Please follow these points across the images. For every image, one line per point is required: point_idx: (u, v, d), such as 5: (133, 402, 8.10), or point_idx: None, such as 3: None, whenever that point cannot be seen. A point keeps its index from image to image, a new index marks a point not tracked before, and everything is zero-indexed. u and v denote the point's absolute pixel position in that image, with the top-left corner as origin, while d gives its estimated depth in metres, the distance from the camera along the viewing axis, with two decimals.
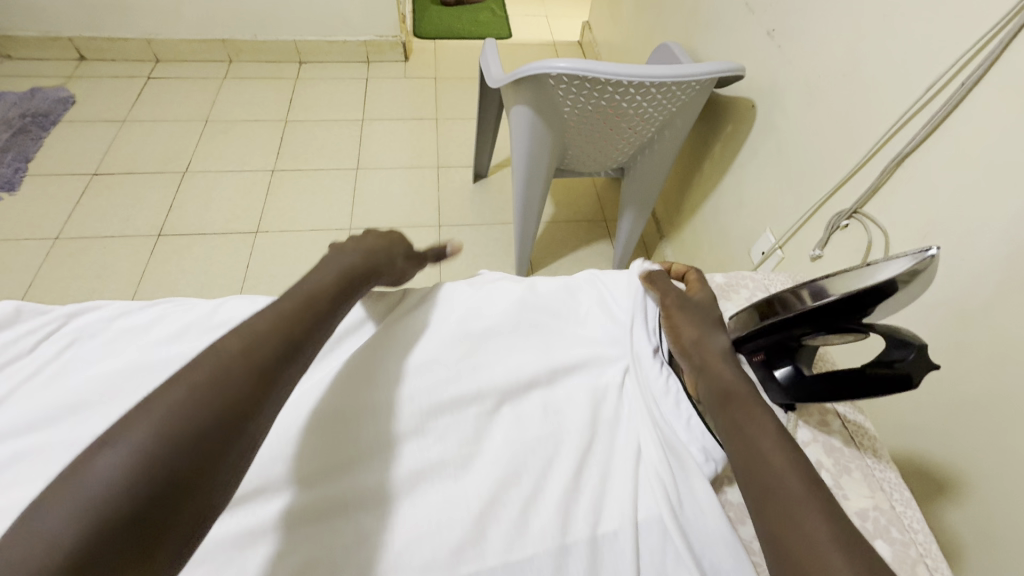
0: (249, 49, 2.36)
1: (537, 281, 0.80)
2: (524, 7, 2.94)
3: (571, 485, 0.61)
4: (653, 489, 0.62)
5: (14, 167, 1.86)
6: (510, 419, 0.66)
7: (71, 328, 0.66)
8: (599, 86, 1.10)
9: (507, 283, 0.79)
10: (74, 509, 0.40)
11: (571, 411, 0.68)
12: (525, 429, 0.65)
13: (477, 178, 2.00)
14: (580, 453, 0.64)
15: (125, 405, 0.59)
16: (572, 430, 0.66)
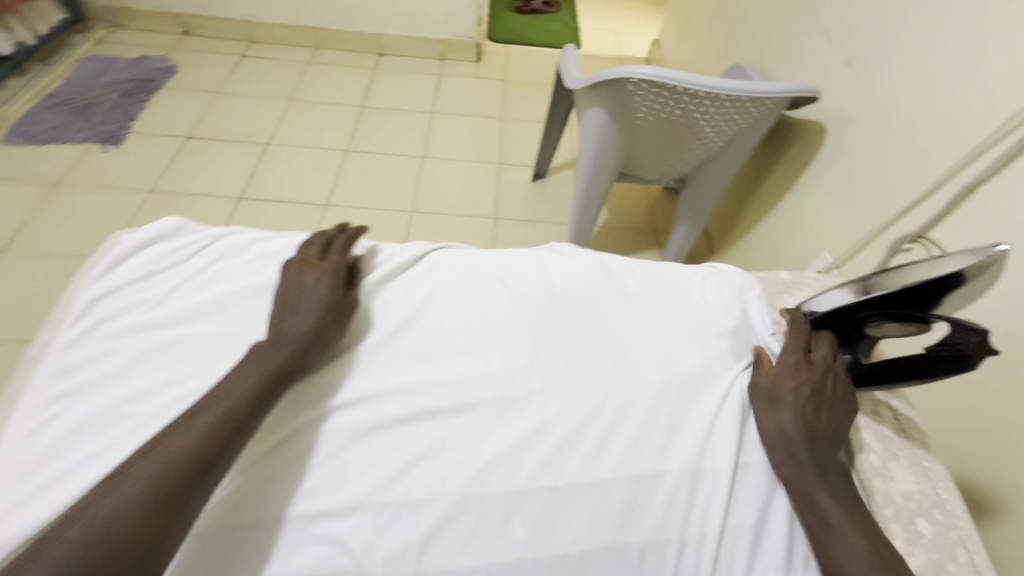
0: (335, 38, 2.52)
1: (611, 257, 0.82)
2: (595, 21, 3.03)
3: (645, 429, 0.63)
4: (723, 446, 0.63)
5: (120, 124, 2.05)
6: (585, 367, 0.68)
7: (219, 246, 0.79)
8: (675, 94, 1.16)
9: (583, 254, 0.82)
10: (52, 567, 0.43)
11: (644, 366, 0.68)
12: (598, 377, 0.67)
13: (535, 178, 2.08)
14: (654, 404, 0.65)
15: (261, 313, 0.70)
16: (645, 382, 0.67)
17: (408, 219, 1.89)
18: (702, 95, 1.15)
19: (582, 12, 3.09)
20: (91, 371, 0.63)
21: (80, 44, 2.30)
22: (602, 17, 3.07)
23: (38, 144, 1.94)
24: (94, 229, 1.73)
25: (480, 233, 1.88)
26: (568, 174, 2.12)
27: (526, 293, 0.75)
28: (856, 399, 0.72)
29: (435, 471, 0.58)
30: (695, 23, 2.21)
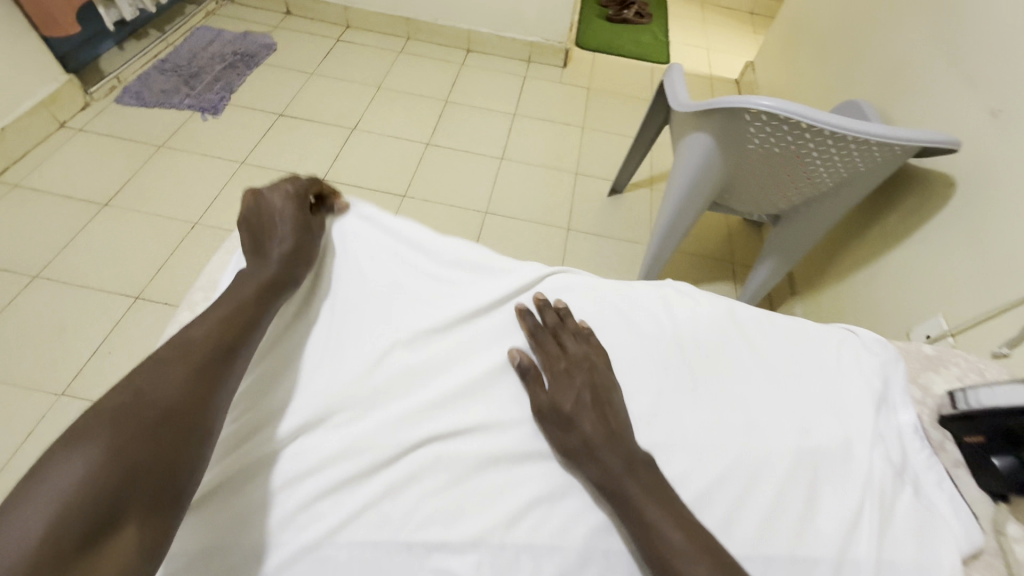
0: (427, 30, 2.54)
1: (738, 305, 0.78)
2: (686, 35, 2.94)
3: (776, 502, 0.60)
4: (868, 536, 0.58)
5: (220, 95, 2.14)
6: (712, 425, 0.66)
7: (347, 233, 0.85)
8: (796, 130, 1.09)
9: (707, 298, 0.79)
10: (46, 505, 0.46)
11: (776, 432, 0.65)
12: (727, 438, 0.65)
13: (613, 192, 2.04)
14: (787, 476, 0.62)
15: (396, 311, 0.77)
16: (777, 451, 0.64)
17: (482, 219, 1.89)
18: (826, 134, 1.07)
19: (675, 26, 3.00)
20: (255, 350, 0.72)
21: (193, 14, 2.42)
22: (694, 33, 2.97)
23: (146, 107, 2.05)
24: (188, 194, 1.81)
25: (552, 242, 1.85)
26: (646, 192, 2.06)
27: (652, 338, 0.74)
28: (1012, 505, 0.64)
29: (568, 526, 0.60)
30: (801, 49, 2.10)
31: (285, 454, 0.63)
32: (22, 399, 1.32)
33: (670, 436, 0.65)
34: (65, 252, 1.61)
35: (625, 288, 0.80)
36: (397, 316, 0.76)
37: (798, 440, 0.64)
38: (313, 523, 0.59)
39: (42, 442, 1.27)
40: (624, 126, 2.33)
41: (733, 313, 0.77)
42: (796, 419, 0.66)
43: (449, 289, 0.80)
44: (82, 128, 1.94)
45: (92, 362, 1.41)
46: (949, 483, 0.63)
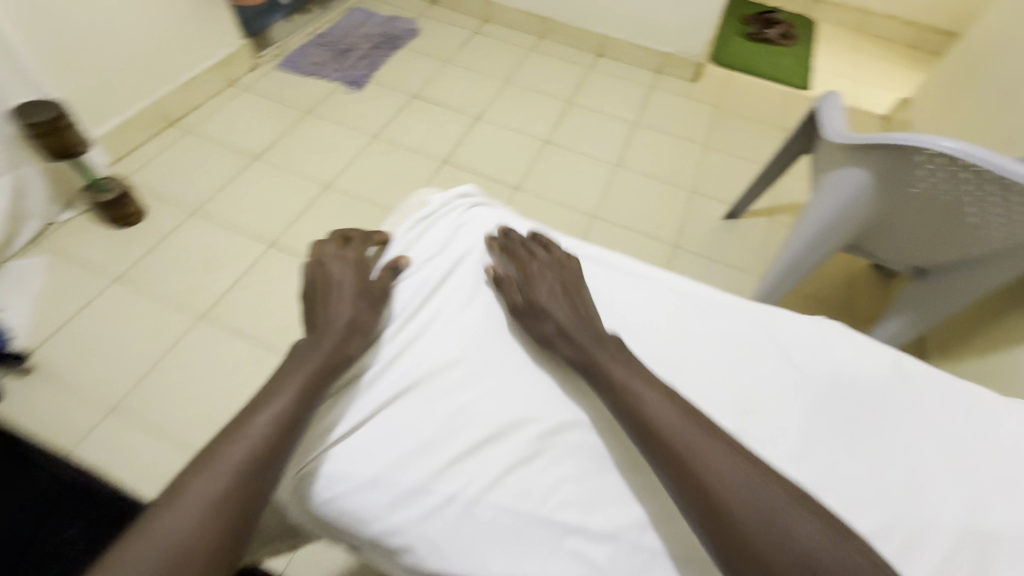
0: (561, 31, 2.57)
1: (904, 360, 0.79)
2: (833, 63, 2.74)
3: (939, 564, 0.63)
4: None
5: (365, 72, 2.30)
6: (878, 476, 0.69)
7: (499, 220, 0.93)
8: (975, 180, 0.99)
9: (871, 348, 0.80)
10: (242, 455, 0.60)
11: (940, 497, 0.68)
12: (889, 491, 0.68)
13: (728, 217, 1.95)
14: (950, 541, 0.65)
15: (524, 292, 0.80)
16: (939, 514, 0.66)
17: (588, 223, 1.89)
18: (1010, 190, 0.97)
19: (821, 51, 2.80)
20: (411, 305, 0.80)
21: None
22: (842, 61, 2.76)
23: (301, 75, 2.26)
24: (325, 159, 1.97)
25: (656, 258, 1.81)
26: (764, 221, 1.95)
27: (813, 376, 0.76)
28: None
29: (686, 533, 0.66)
30: (974, 91, 1.88)
31: (444, 404, 0.70)
32: (170, 315, 1.51)
33: (833, 475, 0.68)
34: (219, 194, 1.81)
35: (785, 319, 0.82)
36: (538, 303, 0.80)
37: (963, 509, 0.67)
38: (454, 477, 0.65)
39: (180, 356, 1.44)
40: (750, 149, 2.22)
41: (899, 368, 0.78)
42: (961, 489, 0.69)
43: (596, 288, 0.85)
44: (247, 88, 2.17)
45: (228, 295, 1.57)
46: None
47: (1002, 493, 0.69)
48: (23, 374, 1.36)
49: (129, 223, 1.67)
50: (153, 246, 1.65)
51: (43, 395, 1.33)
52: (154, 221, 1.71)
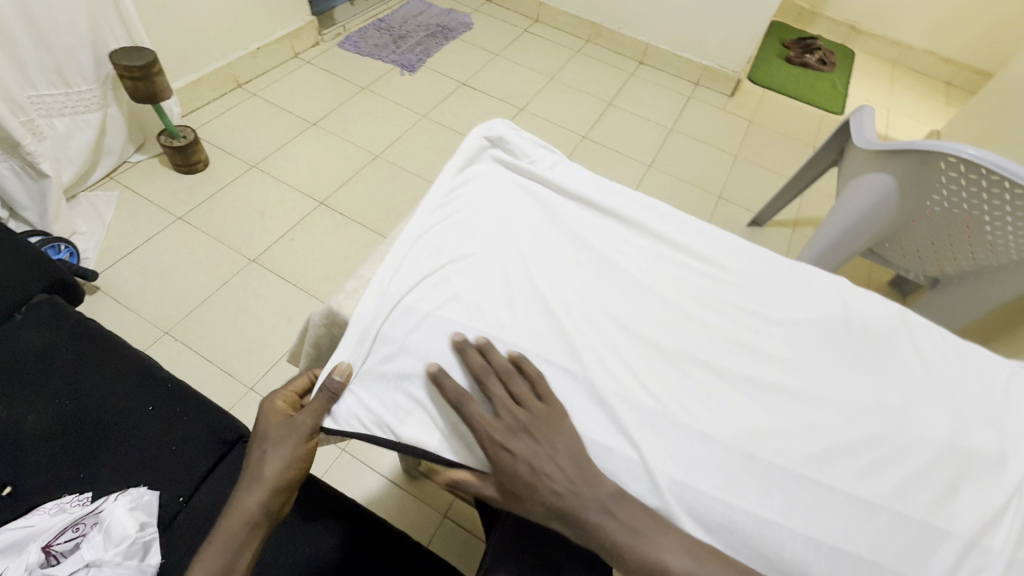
0: (608, 37, 2.68)
1: (947, 334, 0.66)
2: (869, 92, 2.81)
3: (977, 540, 0.49)
4: None
5: (419, 57, 2.44)
6: (912, 453, 0.54)
7: (525, 139, 0.77)
8: (999, 187, 1.05)
9: (915, 320, 0.66)
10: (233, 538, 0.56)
11: (984, 478, 0.53)
12: (925, 472, 0.52)
13: (752, 224, 2.02)
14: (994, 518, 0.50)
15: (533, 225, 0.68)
16: (985, 496, 0.52)
17: None
18: None
19: (857, 80, 2.87)
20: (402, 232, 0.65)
21: None
22: (877, 91, 2.82)
23: (360, 55, 2.40)
24: (375, 132, 2.09)
25: None
26: (786, 231, 2.02)
27: (835, 335, 0.62)
28: None
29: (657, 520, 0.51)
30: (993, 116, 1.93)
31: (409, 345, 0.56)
32: (224, 256, 1.63)
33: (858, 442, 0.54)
34: (277, 154, 1.94)
35: (822, 282, 0.67)
36: (564, 213, 0.69)
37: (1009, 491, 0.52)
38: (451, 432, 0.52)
39: (231, 293, 1.55)
40: (779, 164, 2.30)
41: (942, 340, 0.65)
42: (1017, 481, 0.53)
43: (607, 222, 0.70)
44: (310, 61, 2.31)
45: (278, 244, 1.69)
46: None
47: None
48: (92, 292, 1.48)
49: (194, 169, 1.80)
50: (215, 193, 1.78)
51: (107, 312, 1.45)
52: (216, 171, 1.84)
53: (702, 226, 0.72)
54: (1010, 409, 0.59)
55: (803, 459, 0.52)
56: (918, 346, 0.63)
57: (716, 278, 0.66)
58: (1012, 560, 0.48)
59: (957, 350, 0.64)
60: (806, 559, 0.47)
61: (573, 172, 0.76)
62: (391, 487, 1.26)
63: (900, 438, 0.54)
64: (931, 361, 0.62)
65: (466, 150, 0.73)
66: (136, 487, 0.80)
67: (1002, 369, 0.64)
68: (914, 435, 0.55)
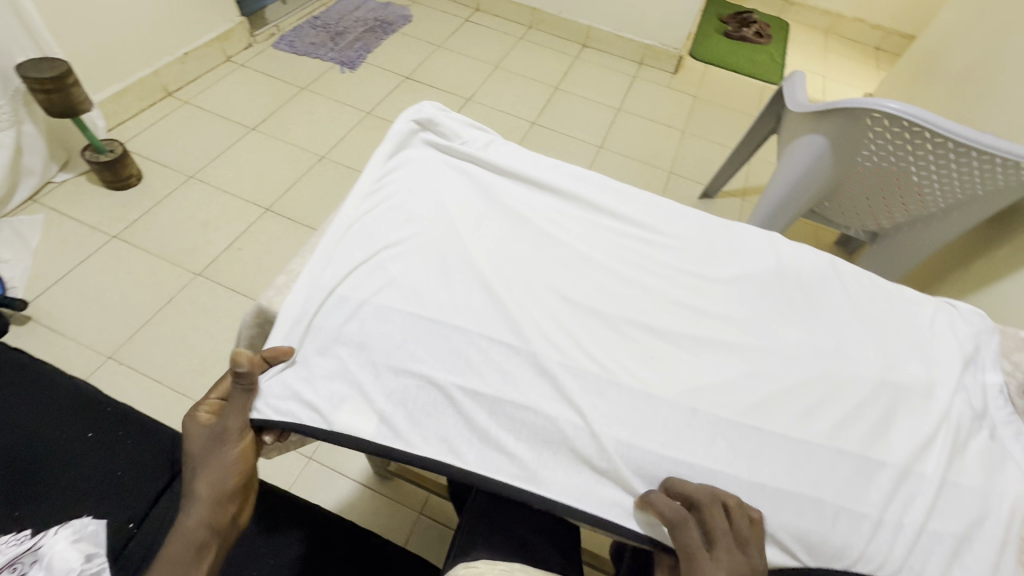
0: (550, 22, 2.68)
1: (874, 277, 0.69)
2: (805, 61, 2.90)
3: (907, 467, 0.51)
4: (994, 512, 0.50)
5: (359, 53, 2.37)
6: (844, 393, 0.56)
7: (454, 119, 0.76)
8: (920, 138, 1.09)
9: (843, 266, 0.68)
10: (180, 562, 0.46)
11: (911, 408, 0.55)
12: (859, 409, 0.55)
13: (703, 196, 2.07)
14: (921, 445, 0.53)
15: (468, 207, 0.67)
16: (913, 425, 0.54)
17: None
18: (950, 147, 1.07)
19: (793, 50, 2.96)
20: (334, 229, 0.64)
21: None
22: (812, 60, 2.92)
23: (297, 55, 2.32)
24: (319, 133, 2.03)
25: None
26: (736, 201, 2.07)
27: (767, 288, 0.64)
28: None
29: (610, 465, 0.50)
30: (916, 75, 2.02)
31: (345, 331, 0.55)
32: (167, 272, 1.55)
33: (793, 389, 0.55)
34: (216, 162, 1.86)
35: (754, 239, 0.69)
36: (498, 190, 0.69)
37: (935, 418, 0.55)
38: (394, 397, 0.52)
39: (178, 309, 1.48)
40: (726, 136, 2.35)
41: (867, 282, 0.67)
42: (943, 407, 0.56)
43: (543, 197, 0.70)
44: (243, 64, 2.22)
45: (224, 255, 1.62)
46: None
47: (977, 415, 0.57)
48: (23, 322, 1.39)
49: (126, 184, 1.71)
50: (151, 207, 1.69)
51: (42, 341, 1.37)
52: (151, 184, 1.75)
53: (637, 193, 0.73)
54: (933, 341, 0.62)
55: (743, 408, 0.53)
56: (848, 290, 0.66)
57: (652, 242, 0.67)
58: (942, 480, 0.51)
59: (885, 291, 0.67)
60: (750, 501, 0.48)
61: (506, 150, 0.75)
62: (363, 490, 1.24)
63: (833, 380, 0.56)
64: (860, 303, 0.65)
65: (396, 136, 0.72)
66: (80, 518, 0.73)
67: (928, 305, 0.66)
68: (846, 376, 0.57)
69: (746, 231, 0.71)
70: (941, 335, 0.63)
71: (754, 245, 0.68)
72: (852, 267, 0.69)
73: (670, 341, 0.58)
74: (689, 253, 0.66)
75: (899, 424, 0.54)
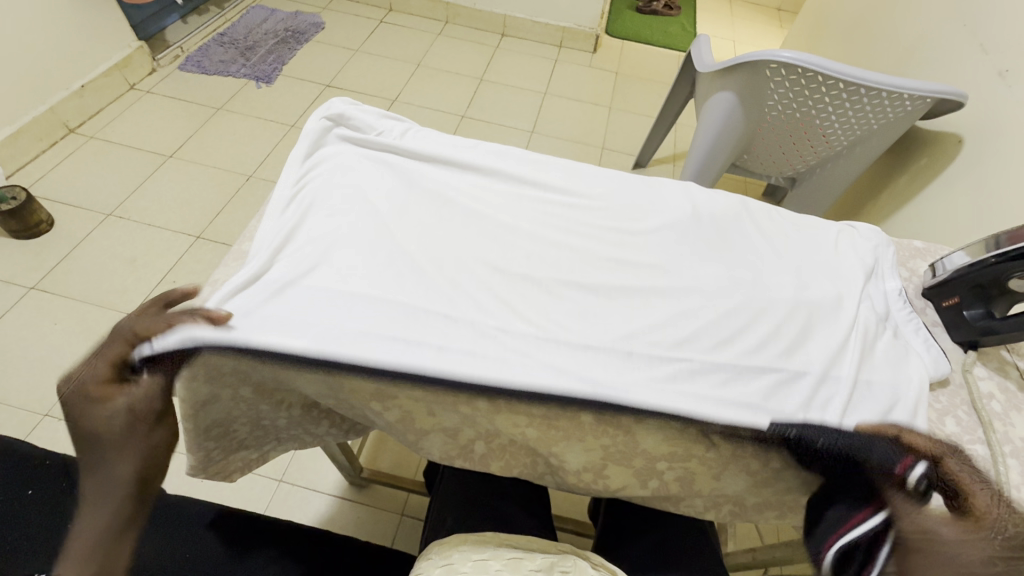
0: (465, 15, 2.68)
1: (778, 212, 0.74)
2: (714, 28, 3.02)
3: (825, 372, 0.56)
4: (904, 395, 0.55)
5: (274, 66, 2.30)
6: (763, 315, 0.60)
7: (366, 113, 0.76)
8: (814, 83, 1.17)
9: (750, 206, 0.74)
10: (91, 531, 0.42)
11: (822, 321, 0.61)
12: (778, 328, 0.59)
13: (636, 167, 2.13)
14: (835, 352, 0.58)
15: (391, 196, 0.67)
16: (826, 335, 0.59)
17: None
18: (842, 88, 1.15)
19: (702, 18, 3.08)
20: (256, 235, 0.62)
21: None
22: (721, 26, 3.05)
23: (207, 75, 2.22)
24: (243, 152, 1.96)
25: None
26: (667, 168, 2.15)
27: (686, 233, 0.68)
28: (980, 353, 0.63)
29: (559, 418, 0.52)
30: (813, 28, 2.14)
31: None
32: (98, 316, 1.47)
33: (717, 320, 0.59)
34: (134, 195, 1.76)
35: (669, 192, 0.74)
36: (420, 176, 0.70)
37: (845, 325, 0.60)
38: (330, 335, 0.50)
39: None
40: (650, 107, 2.43)
41: (773, 218, 0.73)
42: (850, 315, 0.61)
43: (466, 176, 0.72)
44: (149, 91, 2.11)
45: (158, 290, 1.54)
46: (930, 333, 0.62)
47: (880, 317, 0.63)
48: None
49: (37, 233, 1.60)
50: (69, 252, 1.59)
51: None
52: (67, 228, 1.65)
53: (556, 163, 0.76)
54: (837, 259, 0.68)
55: (675, 344, 0.57)
56: (758, 227, 0.71)
57: (574, 206, 0.70)
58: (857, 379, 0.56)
59: (790, 224, 0.73)
60: (689, 429, 0.52)
61: (422, 136, 0.76)
62: (341, 502, 1.22)
63: (752, 305, 0.61)
64: (769, 236, 0.70)
65: (309, 136, 0.72)
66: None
67: (828, 230, 0.73)
68: (764, 301, 0.61)
69: (661, 185, 0.75)
70: (842, 253, 0.69)
71: (670, 198, 0.72)
72: (760, 205, 0.75)
73: (602, 294, 0.61)
74: (611, 211, 0.70)
75: (811, 337, 0.59)
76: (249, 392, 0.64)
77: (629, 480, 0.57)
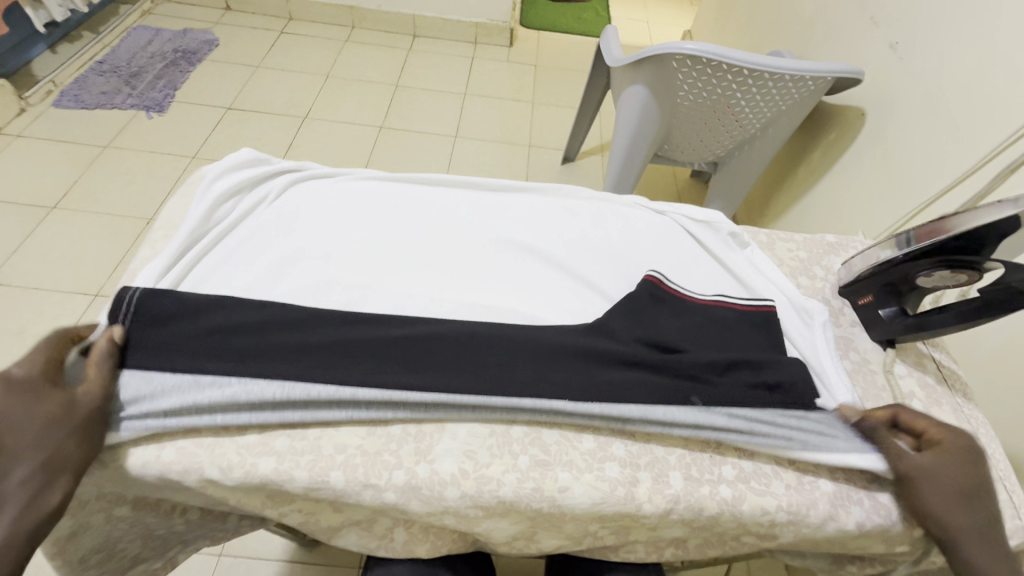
0: (372, 18, 2.54)
1: (683, 242, 0.75)
2: (628, 11, 3.02)
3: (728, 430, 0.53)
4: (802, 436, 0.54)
5: (165, 92, 2.09)
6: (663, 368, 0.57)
7: (248, 204, 0.73)
8: (719, 72, 1.16)
9: (652, 241, 0.75)
10: None
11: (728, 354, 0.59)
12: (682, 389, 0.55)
13: (565, 161, 2.10)
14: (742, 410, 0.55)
15: (276, 292, 0.64)
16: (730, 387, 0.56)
17: None
18: (747, 74, 1.14)
19: (614, 2, 3.07)
20: None
21: (127, 14, 2.35)
22: (633, 8, 3.05)
23: (87, 109, 2.00)
24: (141, 193, 1.78)
25: None
26: (596, 159, 2.13)
27: (587, 286, 0.69)
28: (898, 348, 0.65)
29: (478, 502, 0.48)
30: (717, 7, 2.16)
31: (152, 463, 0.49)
32: None
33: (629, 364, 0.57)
34: (15, 256, 1.56)
35: (573, 241, 0.74)
36: (305, 265, 0.67)
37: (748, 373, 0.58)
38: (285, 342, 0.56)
39: None
40: (573, 98, 2.39)
41: (678, 250, 0.74)
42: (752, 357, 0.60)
43: (356, 253, 0.69)
44: (21, 134, 1.88)
45: None
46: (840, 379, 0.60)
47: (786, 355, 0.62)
48: None
49: None
50: None
51: None
52: None
53: (447, 215, 0.75)
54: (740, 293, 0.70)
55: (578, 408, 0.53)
56: (653, 249, 0.74)
57: (473, 271, 0.69)
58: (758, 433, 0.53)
59: (682, 238, 0.76)
60: (613, 490, 0.49)
61: (306, 212, 0.73)
62: (290, 568, 1.03)
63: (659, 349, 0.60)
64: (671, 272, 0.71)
65: (178, 238, 0.66)
66: None
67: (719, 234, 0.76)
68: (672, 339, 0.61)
69: (563, 233, 0.75)
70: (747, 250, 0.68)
71: (575, 253, 0.72)
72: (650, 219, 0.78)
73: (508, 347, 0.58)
74: (512, 261, 0.70)
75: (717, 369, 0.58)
76: (127, 510, 0.56)
77: (564, 541, 0.53)
